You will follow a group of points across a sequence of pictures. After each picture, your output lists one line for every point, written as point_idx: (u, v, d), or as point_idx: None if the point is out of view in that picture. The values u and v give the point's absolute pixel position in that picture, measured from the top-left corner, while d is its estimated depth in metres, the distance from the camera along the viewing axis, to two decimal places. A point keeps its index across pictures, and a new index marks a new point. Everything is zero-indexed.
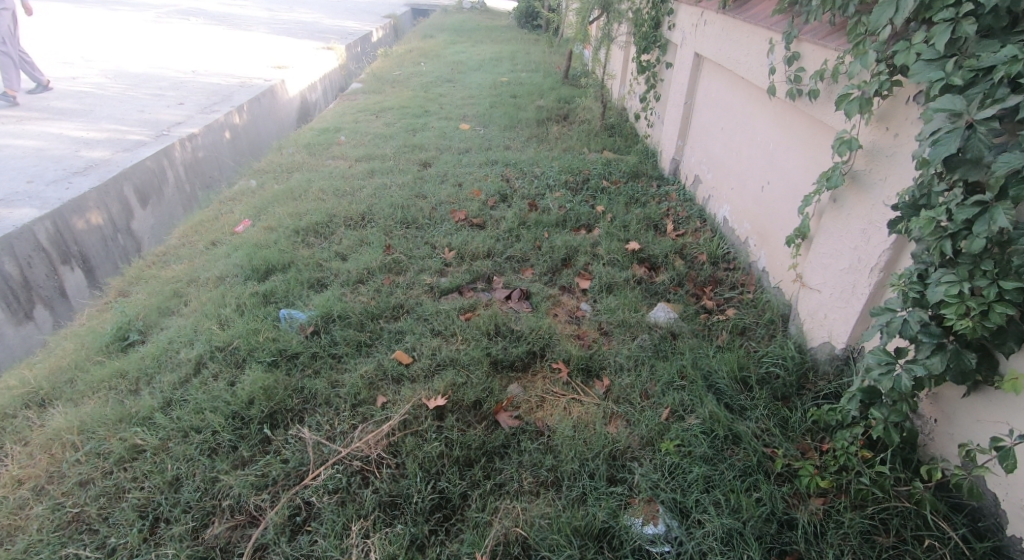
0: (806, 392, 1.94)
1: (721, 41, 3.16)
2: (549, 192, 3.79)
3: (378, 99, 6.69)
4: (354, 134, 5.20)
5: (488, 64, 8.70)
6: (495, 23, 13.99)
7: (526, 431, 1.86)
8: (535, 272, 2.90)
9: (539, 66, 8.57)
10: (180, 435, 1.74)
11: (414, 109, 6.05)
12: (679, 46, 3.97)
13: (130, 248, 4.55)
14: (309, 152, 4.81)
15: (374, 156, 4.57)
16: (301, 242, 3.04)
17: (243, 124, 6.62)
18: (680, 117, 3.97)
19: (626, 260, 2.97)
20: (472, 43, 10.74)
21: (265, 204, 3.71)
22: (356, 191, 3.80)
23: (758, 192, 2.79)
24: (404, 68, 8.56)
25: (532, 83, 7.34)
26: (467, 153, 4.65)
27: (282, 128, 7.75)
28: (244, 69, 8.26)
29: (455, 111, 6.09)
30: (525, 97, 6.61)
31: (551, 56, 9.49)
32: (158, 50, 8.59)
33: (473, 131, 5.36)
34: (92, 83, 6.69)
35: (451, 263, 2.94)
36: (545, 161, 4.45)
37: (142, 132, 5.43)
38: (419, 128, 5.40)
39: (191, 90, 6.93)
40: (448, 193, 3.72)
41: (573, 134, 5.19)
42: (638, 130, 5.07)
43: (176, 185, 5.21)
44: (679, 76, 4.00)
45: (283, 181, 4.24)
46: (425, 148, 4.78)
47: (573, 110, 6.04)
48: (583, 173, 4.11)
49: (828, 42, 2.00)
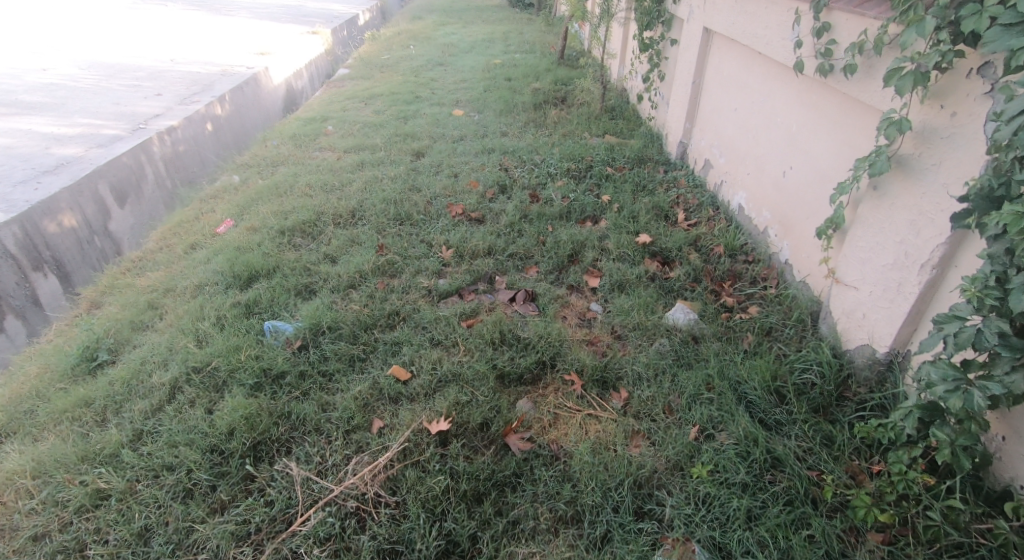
0: (848, 402, 1.75)
1: (736, 16, 2.93)
2: (550, 182, 3.57)
3: (367, 86, 6.40)
4: (343, 124, 4.94)
5: (480, 46, 8.39)
6: (486, 3, 13.56)
7: (540, 457, 1.67)
8: (540, 270, 2.70)
9: (533, 47, 8.27)
10: (151, 475, 1.54)
11: (405, 95, 5.79)
12: (686, 22, 3.73)
13: (109, 250, 4.32)
14: (295, 144, 4.56)
15: (364, 146, 4.33)
16: (287, 244, 2.83)
17: (225, 115, 6.34)
18: (688, 98, 3.74)
19: (637, 255, 2.77)
20: (462, 25, 10.38)
21: (248, 202, 3.48)
22: (346, 186, 3.57)
23: (780, 178, 2.57)
24: (392, 52, 8.25)
25: (527, 64, 7.06)
26: (462, 142, 4.41)
27: (267, 118, 7.46)
28: (226, 56, 7.93)
29: (447, 96, 5.82)
30: (520, 80, 6.35)
31: (545, 35, 9.16)
32: (136, 39, 8.23)
33: (467, 118, 5.10)
34: (65, 76, 6.37)
35: (449, 262, 2.73)
36: (545, 148, 4.22)
37: (118, 126, 5.14)
38: (411, 115, 5.15)
39: (170, 80, 6.63)
40: (444, 185, 3.49)
41: (572, 118, 4.95)
42: (640, 112, 4.83)
43: (155, 182, 4.97)
44: (686, 53, 3.76)
45: (268, 175, 4.01)
46: (418, 136, 4.53)
47: (571, 93, 5.78)
48: (586, 160, 3.88)
49: (867, 9, 1.78)
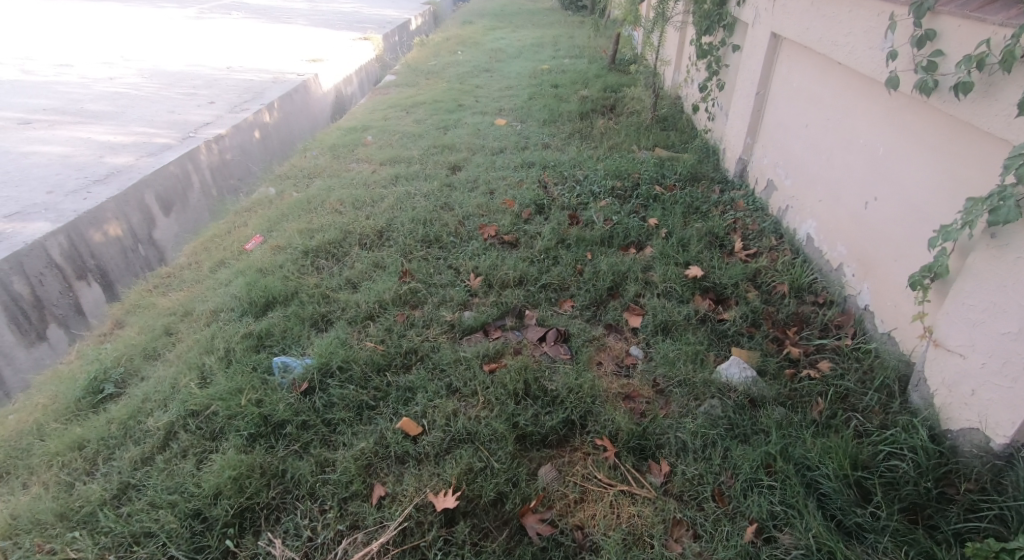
0: (948, 504, 1.41)
1: (812, 21, 2.58)
2: (593, 202, 3.30)
3: (412, 94, 6.31)
4: (382, 134, 4.83)
5: (528, 51, 8.17)
6: (538, 6, 13.34)
7: (561, 547, 1.43)
8: (575, 304, 2.45)
9: (583, 51, 8.00)
10: (126, 544, 1.42)
11: (448, 104, 5.65)
12: (751, 26, 3.38)
13: (153, 258, 4.30)
14: (334, 154, 4.48)
15: (401, 158, 4.19)
16: (309, 266, 2.68)
17: (274, 122, 6.39)
18: (750, 110, 3.39)
19: (686, 290, 2.47)
20: (512, 29, 10.19)
21: (279, 217, 3.37)
22: (377, 202, 3.42)
23: (858, 209, 2.23)
24: (440, 58, 8.16)
25: (576, 71, 6.79)
26: (503, 154, 4.19)
27: (316, 125, 7.51)
28: (279, 63, 8.05)
29: (491, 104, 5.63)
30: (567, 87, 6.08)
31: (597, 39, 8.85)
32: (196, 47, 8.48)
33: (510, 128, 4.89)
34: (127, 83, 6.57)
35: (477, 292, 2.52)
36: (590, 163, 3.95)
37: (169, 134, 5.19)
38: (452, 125, 4.98)
39: (224, 87, 6.74)
40: (479, 203, 3.28)
41: (620, 128, 4.65)
42: (695, 123, 4.49)
43: (201, 191, 4.96)
44: (750, 61, 3.41)
45: (304, 188, 3.92)
46: (457, 148, 4.36)
47: (620, 102, 5.48)
48: (633, 177, 3.59)
49: (989, 15, 1.44)
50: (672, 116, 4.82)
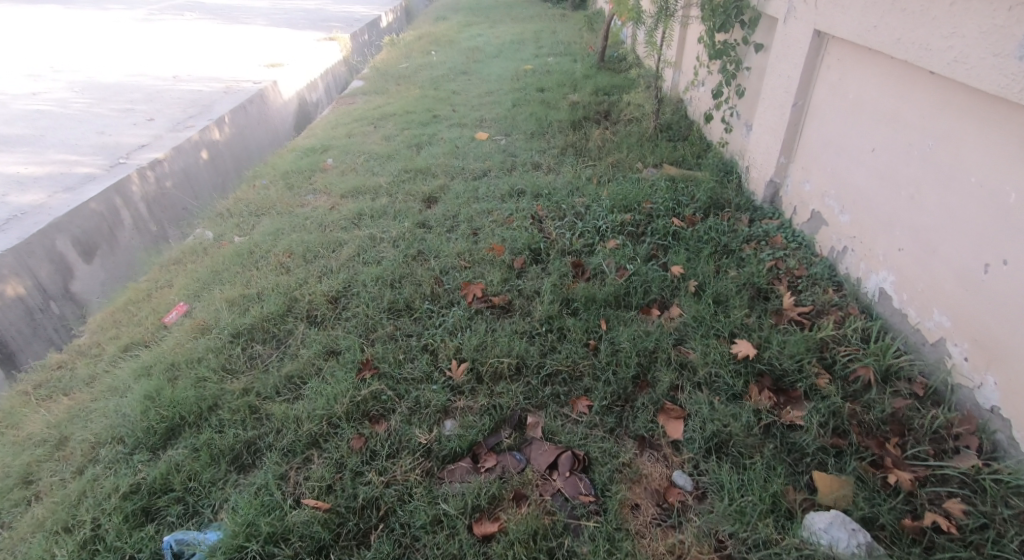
0: None
1: (883, 17, 1.99)
2: (599, 244, 2.70)
3: (381, 103, 5.64)
4: (346, 155, 4.17)
5: (508, 49, 7.53)
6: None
7: None
8: (592, 403, 1.83)
9: (568, 48, 7.39)
10: None
11: (421, 115, 5.00)
12: (782, 22, 2.78)
13: (71, 315, 3.62)
14: (287, 183, 3.81)
15: (365, 187, 3.54)
16: (239, 355, 2.04)
17: (225, 139, 5.67)
18: (783, 124, 2.80)
19: (737, 376, 1.87)
20: (490, 24, 9.53)
21: (210, 275, 2.72)
22: (335, 251, 2.78)
23: (972, 271, 1.66)
24: (412, 59, 7.47)
25: (561, 72, 6.17)
26: (487, 179, 3.56)
27: (277, 138, 6.81)
28: (234, 70, 7.31)
29: (470, 115, 4.99)
30: (553, 92, 5.47)
31: (580, 34, 8.23)
32: (141, 54, 7.68)
33: (493, 143, 4.26)
34: (54, 100, 5.81)
35: (461, 390, 1.91)
36: (590, 187, 3.34)
37: (94, 162, 4.45)
38: (426, 141, 4.35)
39: (167, 101, 6.01)
40: (460, 250, 2.66)
41: (619, 142, 4.06)
42: (707, 133, 3.92)
43: (135, 227, 4.26)
44: (782, 63, 2.82)
45: (249, 230, 3.26)
46: (432, 172, 3.72)
47: (615, 109, 4.88)
48: (643, 207, 2.99)
49: None
50: (677, 124, 4.24)
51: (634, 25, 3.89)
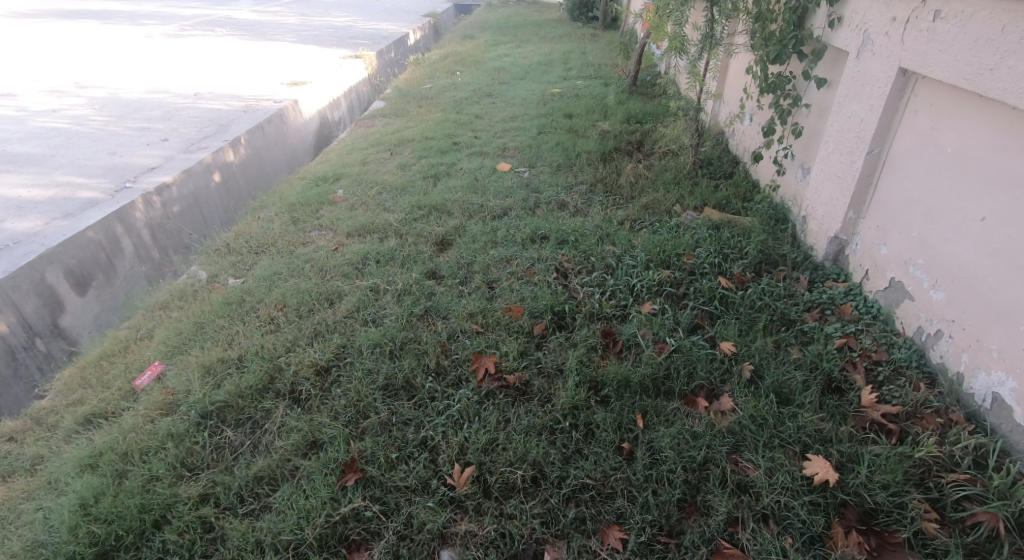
0: None
1: (1005, 58, 1.61)
2: (634, 308, 2.33)
3: (400, 127, 5.40)
4: (357, 185, 3.91)
5: (535, 70, 7.26)
6: (544, 17, 12.46)
7: None
8: (630, 538, 1.46)
9: (597, 70, 7.10)
10: None
11: (441, 142, 4.74)
12: (854, 57, 2.39)
13: (58, 352, 3.37)
14: (292, 216, 3.53)
15: (374, 226, 3.23)
16: (204, 444, 1.72)
17: (240, 161, 5.49)
18: (853, 173, 2.40)
19: (814, 509, 1.49)
20: (518, 43, 9.32)
21: (194, 326, 2.40)
22: (333, 305, 2.47)
23: None
24: (436, 79, 7.26)
25: (590, 97, 5.86)
26: (507, 221, 3.23)
27: (294, 158, 6.64)
28: (255, 88, 7.19)
29: (492, 144, 4.70)
30: (581, 120, 5.15)
31: (610, 55, 7.92)
32: (165, 70, 7.63)
33: (516, 177, 3.94)
34: (71, 117, 5.70)
35: (464, 508, 1.55)
36: (622, 233, 2.98)
37: (99, 185, 4.24)
38: (444, 172, 4.06)
39: (183, 120, 5.86)
40: (473, 311, 2.32)
41: (654, 180, 3.71)
42: (753, 173, 3.54)
43: (137, 255, 4.01)
44: (851, 103, 2.43)
45: (245, 269, 2.99)
46: (448, 209, 3.42)
47: (648, 140, 4.53)
48: (685, 262, 2.61)
49: None
50: (718, 161, 3.86)
51: (675, 54, 3.54)
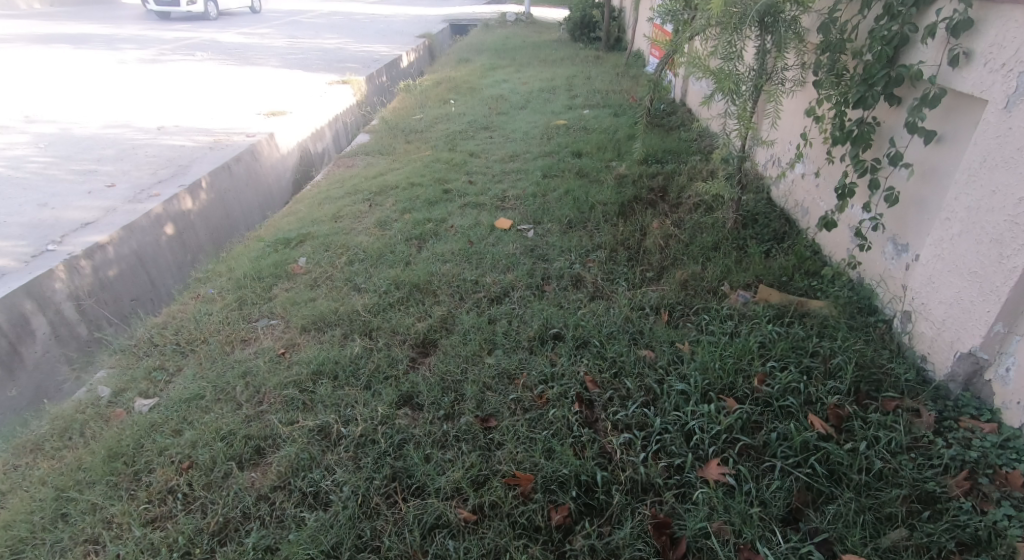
0: None
1: None
2: (695, 475, 1.60)
3: (384, 170, 4.73)
4: (325, 251, 3.23)
5: (537, 98, 6.62)
6: (544, 39, 11.91)
7: None
8: None
9: (605, 98, 6.49)
10: None
11: (429, 190, 4.08)
12: (1004, 108, 1.67)
13: None
14: (239, 296, 2.83)
15: (338, 315, 2.53)
16: None
17: (200, 208, 4.83)
18: (1006, 274, 1.66)
19: None
20: (517, 66, 8.75)
21: (57, 497, 1.67)
22: (263, 460, 1.74)
23: None
24: (428, 108, 6.63)
25: (599, 133, 5.19)
26: (509, 311, 2.53)
27: (268, 199, 5.98)
28: (229, 119, 6.55)
29: (489, 193, 4.02)
30: (592, 162, 4.48)
31: (618, 81, 7.29)
32: (131, 102, 7.02)
33: (519, 241, 3.26)
34: (10, 158, 5.03)
35: None
36: (660, 332, 2.27)
37: (15, 250, 3.56)
38: (430, 233, 3.40)
39: (139, 161, 5.19)
40: (463, 483, 1.61)
41: (687, 249, 3.03)
42: (821, 240, 2.83)
43: (56, 336, 3.29)
44: (998, 173, 1.70)
45: (166, 375, 2.28)
46: (433, 290, 2.74)
47: (674, 192, 3.85)
48: (756, 387, 1.89)
49: None
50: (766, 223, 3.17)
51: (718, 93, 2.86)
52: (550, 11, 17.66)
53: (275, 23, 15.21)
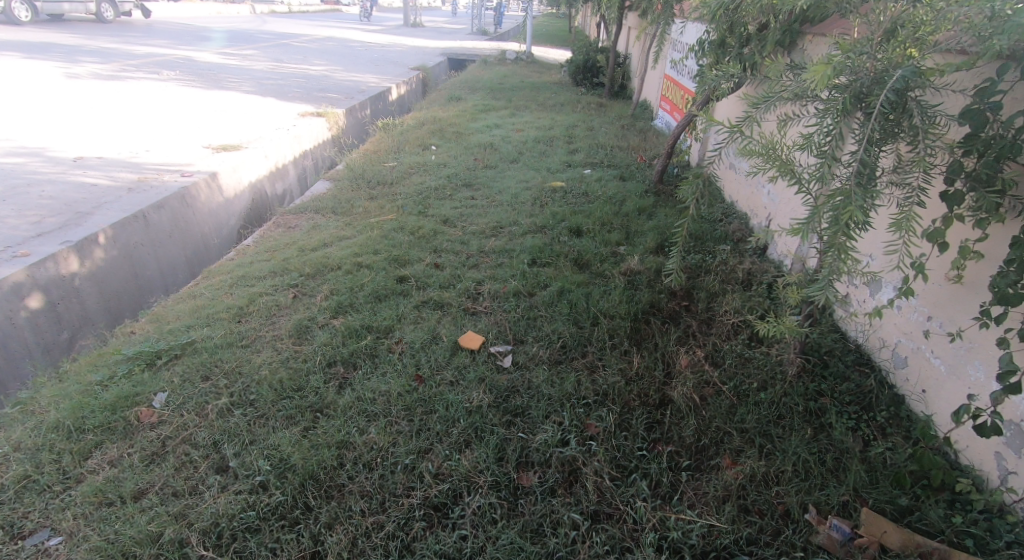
0: None
1: None
2: None
3: (330, 234, 3.73)
4: (200, 380, 2.19)
5: (531, 150, 5.70)
6: (543, 80, 11.16)
7: None
8: None
9: (610, 155, 5.61)
10: None
11: (379, 275, 3.08)
12: None
13: None
14: (29, 472, 1.77)
15: (158, 547, 1.53)
16: None
17: (93, 270, 3.80)
18: None
19: None
20: (514, 109, 7.91)
21: None
22: None
23: None
24: (406, 153, 5.70)
25: (604, 204, 4.24)
26: (456, 553, 1.53)
27: (204, 253, 4.98)
28: (167, 153, 5.56)
29: (458, 286, 3.02)
30: (595, 247, 3.51)
31: (625, 135, 6.42)
32: (58, 125, 6.04)
33: (488, 381, 2.25)
34: None
35: None
36: None
37: None
38: (365, 356, 2.38)
39: (25, 205, 4.20)
40: None
41: (732, 420, 2.05)
42: (954, 433, 1.87)
43: None
44: None
45: None
46: (340, 484, 1.72)
47: (704, 303, 2.88)
48: None
49: None
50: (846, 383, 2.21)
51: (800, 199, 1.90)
52: (552, 52, 17.08)
53: (262, 45, 14.41)
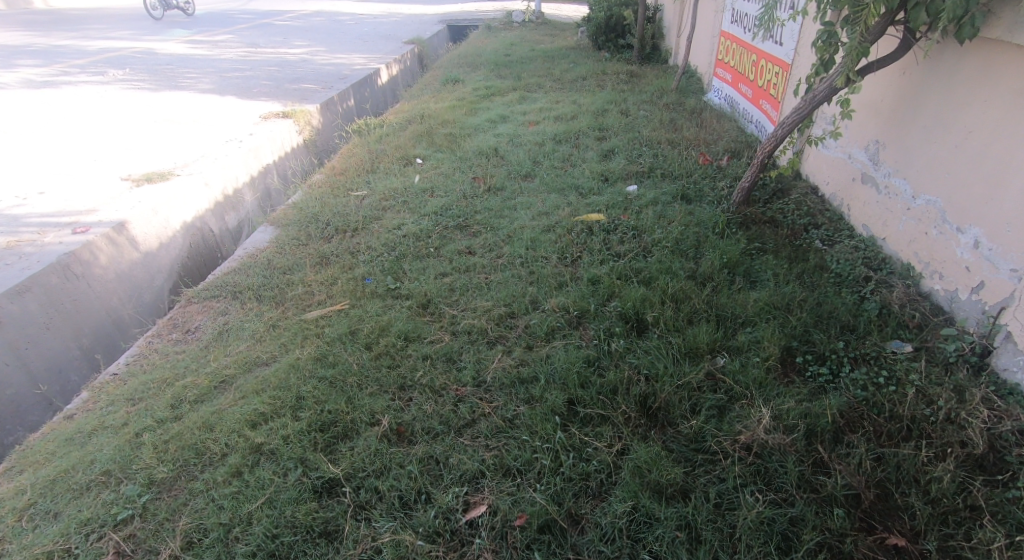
0: None
1: None
2: None
3: (236, 349, 2.33)
4: None
5: (552, 157, 4.15)
6: (560, 45, 9.38)
7: None
8: None
9: (662, 156, 4.03)
10: None
11: (288, 479, 1.67)
12: None
13: None
14: None
15: None
16: None
17: None
18: None
19: None
20: (526, 90, 6.29)
21: None
22: None
23: None
24: (383, 170, 4.22)
25: (672, 258, 2.72)
26: None
27: (125, 328, 3.64)
28: (66, 195, 4.19)
29: (433, 501, 1.59)
30: (676, 368, 2.01)
31: (676, 121, 4.79)
32: None
33: None
34: None
35: None
36: None
37: None
38: None
39: None
40: None
41: None
42: None
43: None
44: None
45: None
46: None
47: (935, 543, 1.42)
48: None
49: None
50: None
51: None
52: (565, 9, 14.96)
53: (239, 27, 12.85)
